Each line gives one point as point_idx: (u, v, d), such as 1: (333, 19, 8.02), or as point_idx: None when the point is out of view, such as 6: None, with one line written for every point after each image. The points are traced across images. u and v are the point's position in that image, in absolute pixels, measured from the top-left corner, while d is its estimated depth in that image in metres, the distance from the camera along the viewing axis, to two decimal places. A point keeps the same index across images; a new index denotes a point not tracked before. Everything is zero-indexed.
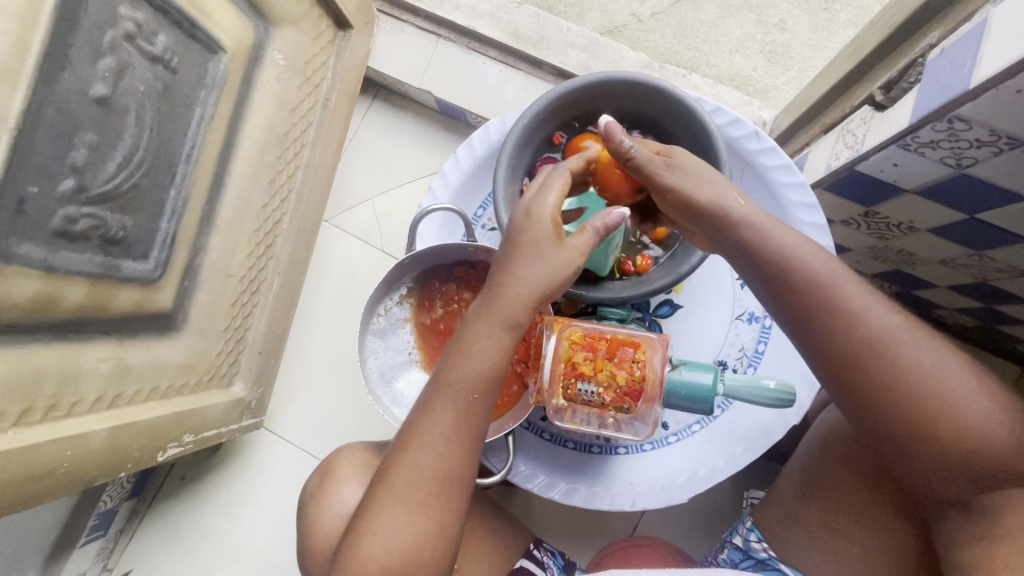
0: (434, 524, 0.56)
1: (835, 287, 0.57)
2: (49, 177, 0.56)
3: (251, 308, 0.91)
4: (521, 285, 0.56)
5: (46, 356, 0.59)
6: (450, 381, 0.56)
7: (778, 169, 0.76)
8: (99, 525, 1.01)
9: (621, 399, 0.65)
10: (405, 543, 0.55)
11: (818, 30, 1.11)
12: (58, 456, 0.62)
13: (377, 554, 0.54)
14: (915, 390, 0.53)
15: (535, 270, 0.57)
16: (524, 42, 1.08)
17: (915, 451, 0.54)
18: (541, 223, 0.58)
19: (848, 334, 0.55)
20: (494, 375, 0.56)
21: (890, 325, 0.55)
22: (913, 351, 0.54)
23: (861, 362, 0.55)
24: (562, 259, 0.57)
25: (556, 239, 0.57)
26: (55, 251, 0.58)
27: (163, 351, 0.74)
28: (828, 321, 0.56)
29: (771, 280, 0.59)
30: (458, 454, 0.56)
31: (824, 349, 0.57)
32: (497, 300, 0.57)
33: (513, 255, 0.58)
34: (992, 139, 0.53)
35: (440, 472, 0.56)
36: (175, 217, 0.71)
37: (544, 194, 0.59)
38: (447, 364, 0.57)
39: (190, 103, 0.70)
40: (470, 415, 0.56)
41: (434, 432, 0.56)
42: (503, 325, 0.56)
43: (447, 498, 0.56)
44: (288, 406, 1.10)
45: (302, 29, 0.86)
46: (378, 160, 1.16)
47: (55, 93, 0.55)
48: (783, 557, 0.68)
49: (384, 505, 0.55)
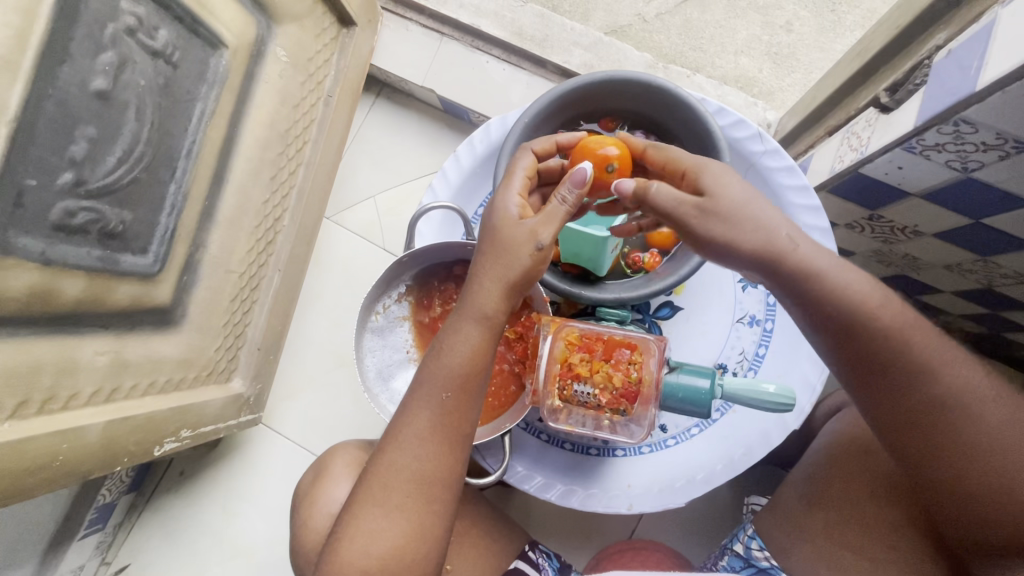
0: (415, 526, 0.55)
1: (918, 341, 0.53)
2: (48, 170, 0.56)
3: (250, 304, 0.91)
4: (489, 279, 0.56)
5: (44, 349, 0.59)
6: (424, 380, 0.57)
7: (782, 171, 0.75)
8: (98, 518, 1.01)
9: (617, 401, 0.65)
10: (385, 546, 0.54)
11: (825, 32, 1.10)
12: (54, 449, 0.62)
13: (356, 558, 0.54)
14: (990, 444, 0.53)
15: (500, 259, 0.56)
16: (528, 41, 1.07)
17: (981, 507, 0.53)
18: (506, 210, 0.57)
19: (932, 388, 0.53)
20: (467, 373, 0.56)
21: (975, 381, 0.54)
22: (1000, 408, 0.53)
23: (930, 415, 0.54)
24: (524, 238, 0.55)
25: (519, 219, 0.57)
26: (54, 244, 0.58)
27: (162, 346, 0.74)
28: (908, 373, 0.54)
29: (844, 335, 0.54)
30: (436, 454, 0.56)
31: (895, 398, 0.54)
32: (467, 297, 0.56)
33: (481, 250, 0.57)
34: (999, 142, 0.53)
35: (417, 473, 0.55)
36: (174, 212, 0.71)
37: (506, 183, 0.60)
38: (424, 366, 0.58)
39: (191, 98, 0.70)
40: (444, 414, 0.56)
41: (409, 433, 0.56)
42: (472, 320, 0.56)
43: (426, 500, 0.56)
44: (287, 403, 1.10)
45: (305, 26, 0.86)
46: (380, 158, 1.16)
47: (54, 86, 0.55)
48: (786, 566, 0.67)
49: (365, 508, 0.56)
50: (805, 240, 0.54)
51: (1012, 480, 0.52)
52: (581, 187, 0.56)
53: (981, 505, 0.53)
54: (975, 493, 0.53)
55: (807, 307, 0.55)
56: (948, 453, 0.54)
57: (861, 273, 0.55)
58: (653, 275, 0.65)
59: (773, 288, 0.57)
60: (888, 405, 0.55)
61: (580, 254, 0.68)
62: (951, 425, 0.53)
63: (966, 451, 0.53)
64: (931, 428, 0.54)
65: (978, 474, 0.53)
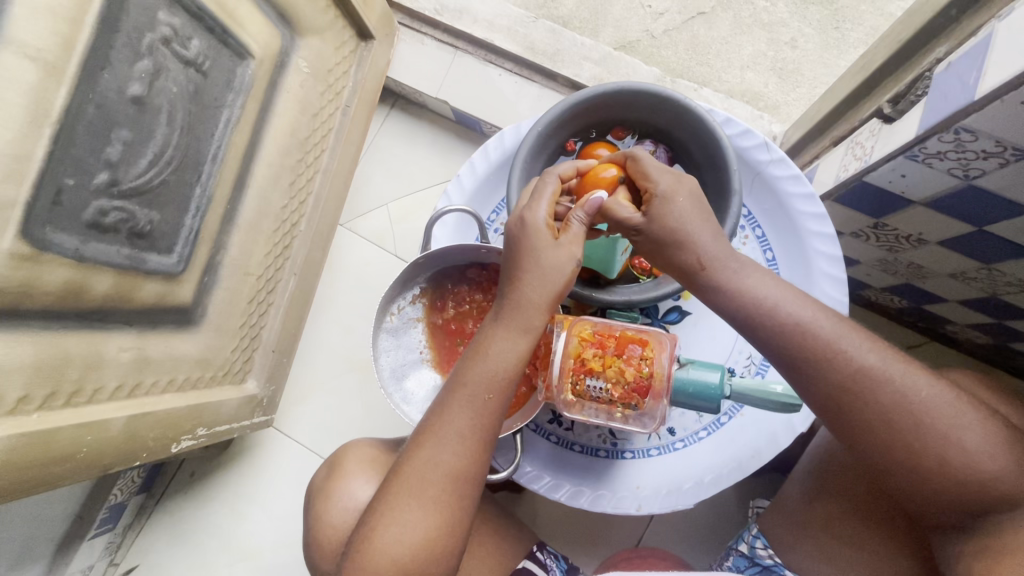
0: (445, 521, 0.56)
1: (818, 329, 0.56)
2: (85, 170, 0.58)
3: (266, 306, 0.94)
4: (531, 289, 0.58)
5: (73, 343, 0.61)
6: (467, 381, 0.58)
7: (788, 180, 0.77)
8: (108, 518, 1.04)
9: (629, 395, 0.65)
10: (417, 537, 0.55)
11: (828, 48, 1.13)
12: (79, 442, 0.63)
13: (390, 547, 0.55)
14: (904, 421, 0.53)
15: (542, 274, 0.58)
16: (540, 55, 1.10)
17: (910, 483, 0.54)
18: (539, 227, 0.59)
19: (836, 377, 0.55)
20: (511, 377, 0.58)
21: (874, 362, 0.55)
22: (904, 382, 0.54)
23: (849, 399, 0.55)
24: (561, 258, 0.58)
25: (553, 239, 0.59)
26: (87, 241, 0.60)
27: (183, 345, 0.77)
28: (811, 366, 0.56)
29: (756, 332, 0.58)
30: (473, 452, 0.57)
31: (812, 385, 0.56)
32: (511, 306, 0.59)
33: (516, 259, 0.59)
34: (998, 150, 0.54)
35: (453, 469, 0.56)
36: (199, 214, 0.74)
37: (535, 202, 0.60)
38: (463, 367, 0.59)
39: (219, 105, 0.73)
40: (485, 414, 0.57)
41: (449, 430, 0.57)
42: (520, 328, 0.58)
43: (459, 496, 0.57)
44: (298, 407, 1.13)
45: (326, 39, 0.90)
46: (395, 167, 1.19)
47: (95, 91, 0.57)
48: (789, 563, 0.68)
49: (400, 499, 0.56)
50: (720, 256, 0.59)
51: (932, 454, 0.53)
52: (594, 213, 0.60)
53: (913, 483, 0.54)
54: (909, 468, 0.54)
55: (725, 310, 0.60)
56: (873, 439, 0.55)
57: (763, 272, 0.60)
58: (663, 278, 0.67)
59: (700, 291, 0.61)
60: (805, 399, 0.57)
61: (591, 260, 0.71)
62: (862, 413, 0.54)
63: (880, 434, 0.54)
64: (847, 417, 0.55)
65: (899, 454, 0.54)
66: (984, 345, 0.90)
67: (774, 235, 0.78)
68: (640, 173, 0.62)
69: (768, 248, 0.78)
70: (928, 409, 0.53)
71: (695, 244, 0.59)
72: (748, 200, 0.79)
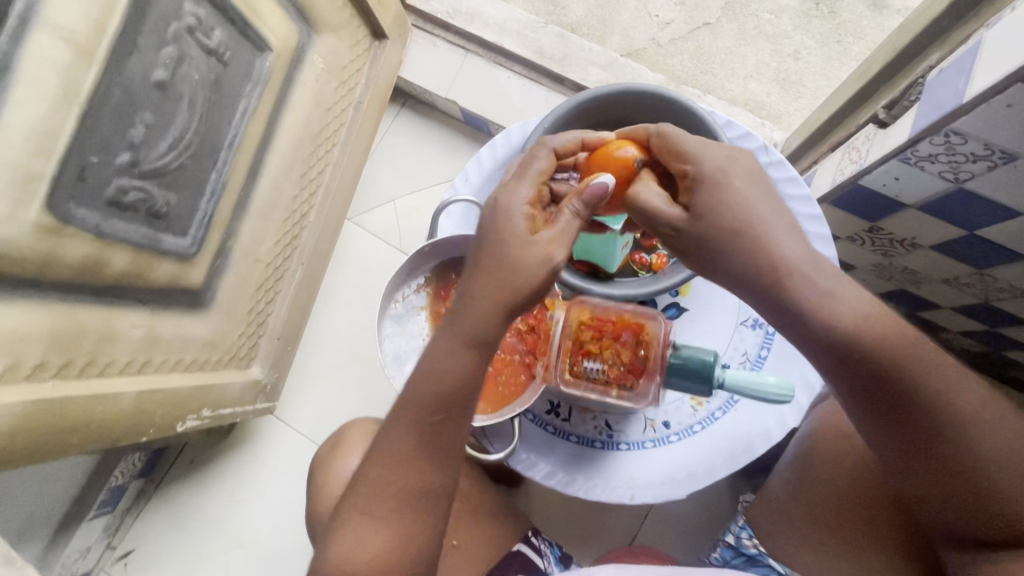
0: (400, 536, 0.57)
1: (907, 354, 0.50)
2: (109, 150, 0.60)
3: (273, 294, 0.96)
4: (491, 297, 0.56)
5: (89, 316, 0.63)
6: (412, 399, 0.57)
7: (785, 182, 0.79)
8: (108, 500, 1.06)
9: (624, 376, 0.67)
10: (371, 552, 0.57)
11: (830, 61, 1.16)
12: (89, 412, 0.65)
13: (344, 562, 0.57)
14: (984, 461, 0.50)
15: (512, 276, 0.56)
16: (548, 59, 1.13)
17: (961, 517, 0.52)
18: (511, 229, 0.58)
19: (916, 403, 0.51)
20: (455, 393, 0.57)
21: (961, 398, 0.50)
22: (991, 424, 0.50)
23: (924, 429, 0.51)
24: (534, 258, 0.57)
25: (525, 239, 0.57)
26: (107, 218, 0.63)
27: (192, 326, 0.79)
28: (890, 389, 0.51)
29: (832, 347, 0.51)
30: (420, 468, 0.58)
31: (882, 405, 0.52)
32: (465, 312, 0.57)
33: (485, 262, 0.58)
34: (987, 153, 0.56)
35: (402, 487, 0.57)
36: (213, 199, 0.76)
37: (517, 188, 0.61)
38: (409, 383, 0.58)
39: (237, 95, 0.75)
40: (430, 431, 0.57)
41: (396, 448, 0.57)
42: (467, 341, 0.57)
43: (411, 512, 0.58)
44: (299, 397, 1.14)
45: (341, 36, 0.92)
46: (403, 164, 1.22)
47: (122, 75, 0.60)
48: (772, 553, 0.72)
49: (354, 515, 0.58)
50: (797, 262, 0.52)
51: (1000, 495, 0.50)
52: (591, 202, 0.59)
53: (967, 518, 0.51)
54: (968, 504, 0.51)
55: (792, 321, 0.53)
56: (942, 469, 0.51)
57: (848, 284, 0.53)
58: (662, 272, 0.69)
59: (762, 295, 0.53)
60: (871, 419, 0.53)
61: (591, 253, 0.73)
62: (938, 445, 0.51)
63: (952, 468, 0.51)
64: (919, 445, 0.52)
65: (961, 489, 0.51)
66: (977, 354, 0.92)
67: None
68: (663, 151, 0.62)
69: None
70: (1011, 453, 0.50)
71: (779, 250, 0.52)
72: None
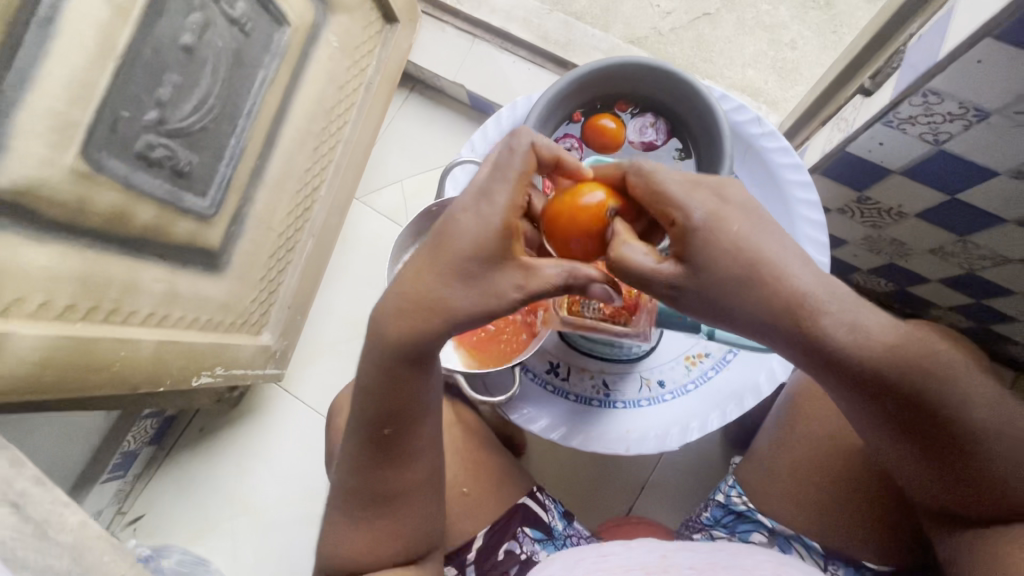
0: (382, 535, 0.64)
1: (914, 356, 0.50)
2: (138, 106, 0.64)
3: (284, 264, 1.00)
4: (440, 333, 0.56)
5: (115, 265, 0.67)
6: (365, 421, 0.61)
7: (778, 152, 0.82)
8: (120, 464, 1.09)
9: (619, 311, 0.72)
10: (360, 551, 0.64)
11: (826, 50, 1.19)
12: (112, 357, 0.69)
13: (339, 561, 0.65)
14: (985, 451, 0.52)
15: (462, 311, 0.55)
16: (553, 45, 1.18)
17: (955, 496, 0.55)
18: (457, 267, 0.54)
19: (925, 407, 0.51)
20: (400, 410, 0.61)
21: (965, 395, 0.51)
22: (992, 420, 0.51)
23: (927, 426, 0.52)
24: (480, 305, 0.55)
25: (470, 280, 0.54)
26: (135, 171, 0.66)
27: (209, 286, 0.82)
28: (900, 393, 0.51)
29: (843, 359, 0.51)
30: (387, 475, 0.63)
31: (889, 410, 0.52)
32: (408, 346, 0.57)
33: (430, 302, 0.55)
34: (962, 112, 0.59)
35: (374, 492, 0.64)
36: (232, 163, 0.80)
37: (464, 223, 0.54)
38: (360, 408, 0.62)
39: (257, 65, 0.79)
40: (385, 444, 0.62)
41: (361, 463, 0.63)
42: (413, 365, 0.59)
43: (386, 513, 0.64)
44: (306, 369, 1.18)
45: (355, 17, 0.97)
46: (411, 146, 1.26)
47: (153, 36, 0.64)
48: (760, 508, 0.74)
49: (339, 522, 0.66)
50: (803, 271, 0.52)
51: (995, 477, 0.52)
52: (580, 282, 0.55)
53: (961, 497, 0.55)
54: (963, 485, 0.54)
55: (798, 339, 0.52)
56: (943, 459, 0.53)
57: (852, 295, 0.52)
58: None
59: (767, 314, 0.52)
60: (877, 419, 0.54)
61: None
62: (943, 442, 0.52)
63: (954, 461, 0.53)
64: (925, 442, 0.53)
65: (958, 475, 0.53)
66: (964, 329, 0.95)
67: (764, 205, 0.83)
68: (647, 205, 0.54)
69: None
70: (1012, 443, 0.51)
71: (798, 281, 0.51)
72: (740, 171, 0.85)
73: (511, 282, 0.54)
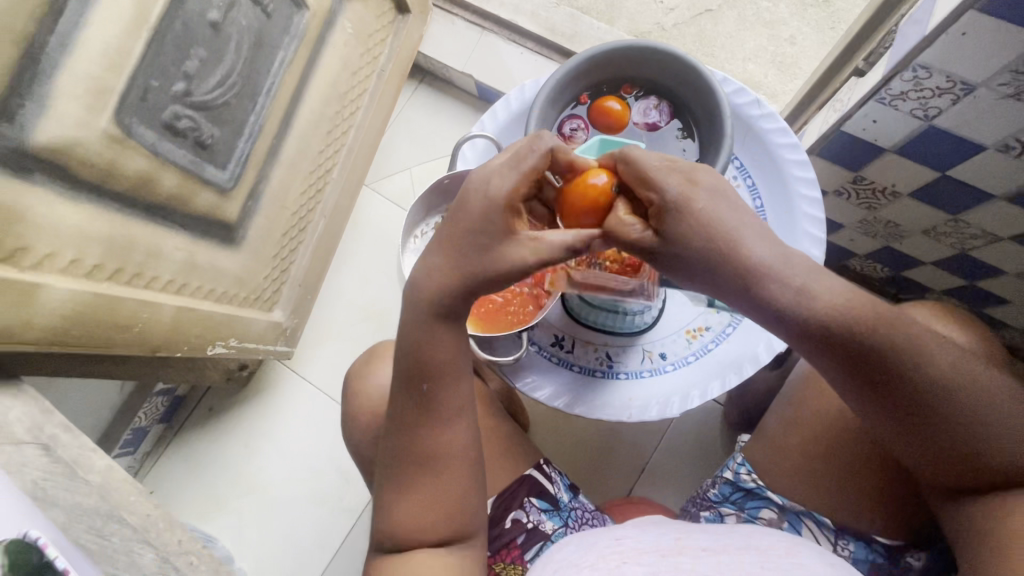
0: (434, 498, 0.63)
1: (891, 330, 0.51)
2: (167, 76, 0.67)
3: (297, 244, 1.03)
4: (455, 295, 0.60)
5: (139, 230, 0.70)
6: (405, 377, 0.63)
7: (776, 133, 0.85)
8: (131, 440, 1.11)
9: (626, 267, 0.72)
10: (416, 516, 0.63)
11: (824, 45, 1.23)
12: (134, 319, 0.71)
13: (396, 530, 0.63)
14: (972, 422, 0.52)
15: (477, 278, 0.58)
16: (559, 37, 1.22)
17: (948, 470, 0.55)
18: (476, 237, 0.57)
19: (907, 380, 0.52)
20: (445, 362, 0.62)
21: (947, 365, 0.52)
22: (970, 392, 0.52)
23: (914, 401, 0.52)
24: (492, 271, 0.58)
25: (484, 248, 0.58)
26: (162, 140, 0.70)
27: (225, 258, 0.85)
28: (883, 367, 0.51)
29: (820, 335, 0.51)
30: (432, 434, 0.63)
31: (873, 387, 0.53)
32: (433, 308, 0.61)
33: (454, 266, 0.59)
34: (950, 86, 0.63)
35: (423, 453, 0.63)
36: (251, 139, 0.83)
37: (479, 194, 0.57)
38: (401, 365, 0.63)
39: (277, 46, 0.83)
40: (427, 400, 0.63)
41: (405, 421, 0.64)
42: (449, 322, 0.62)
43: (436, 475, 0.63)
44: (314, 351, 1.20)
45: (369, 5, 1.00)
46: (420, 135, 1.29)
47: (183, 10, 0.67)
48: (771, 485, 0.74)
49: (392, 491, 0.64)
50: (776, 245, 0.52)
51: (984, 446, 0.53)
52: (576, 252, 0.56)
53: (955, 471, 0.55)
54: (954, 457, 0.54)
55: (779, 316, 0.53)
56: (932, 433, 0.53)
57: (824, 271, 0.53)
58: None
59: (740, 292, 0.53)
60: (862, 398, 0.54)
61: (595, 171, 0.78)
62: (929, 415, 0.52)
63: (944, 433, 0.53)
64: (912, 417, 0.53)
65: (949, 449, 0.54)
66: None
67: (764, 184, 0.86)
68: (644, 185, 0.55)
69: (758, 196, 0.86)
70: (995, 411, 0.52)
71: (761, 251, 0.51)
72: (740, 152, 0.88)
73: (519, 253, 0.57)
